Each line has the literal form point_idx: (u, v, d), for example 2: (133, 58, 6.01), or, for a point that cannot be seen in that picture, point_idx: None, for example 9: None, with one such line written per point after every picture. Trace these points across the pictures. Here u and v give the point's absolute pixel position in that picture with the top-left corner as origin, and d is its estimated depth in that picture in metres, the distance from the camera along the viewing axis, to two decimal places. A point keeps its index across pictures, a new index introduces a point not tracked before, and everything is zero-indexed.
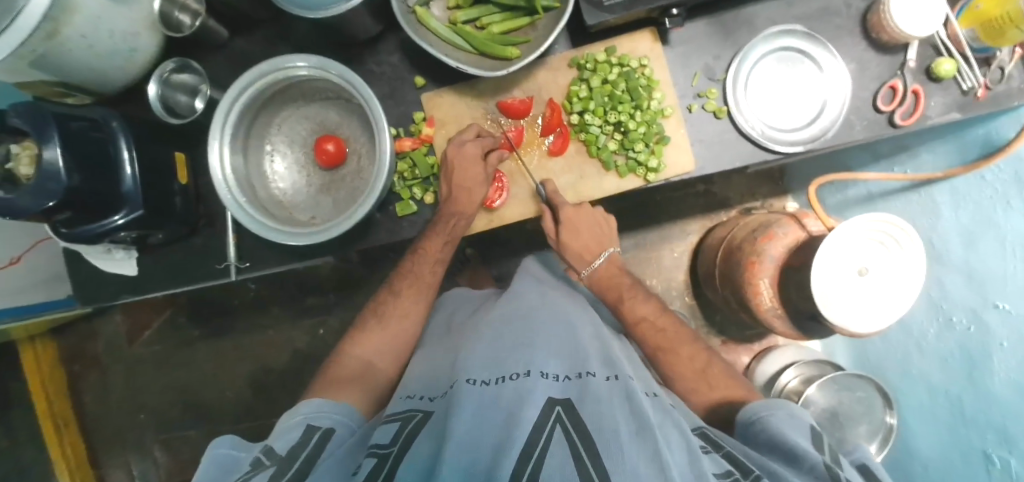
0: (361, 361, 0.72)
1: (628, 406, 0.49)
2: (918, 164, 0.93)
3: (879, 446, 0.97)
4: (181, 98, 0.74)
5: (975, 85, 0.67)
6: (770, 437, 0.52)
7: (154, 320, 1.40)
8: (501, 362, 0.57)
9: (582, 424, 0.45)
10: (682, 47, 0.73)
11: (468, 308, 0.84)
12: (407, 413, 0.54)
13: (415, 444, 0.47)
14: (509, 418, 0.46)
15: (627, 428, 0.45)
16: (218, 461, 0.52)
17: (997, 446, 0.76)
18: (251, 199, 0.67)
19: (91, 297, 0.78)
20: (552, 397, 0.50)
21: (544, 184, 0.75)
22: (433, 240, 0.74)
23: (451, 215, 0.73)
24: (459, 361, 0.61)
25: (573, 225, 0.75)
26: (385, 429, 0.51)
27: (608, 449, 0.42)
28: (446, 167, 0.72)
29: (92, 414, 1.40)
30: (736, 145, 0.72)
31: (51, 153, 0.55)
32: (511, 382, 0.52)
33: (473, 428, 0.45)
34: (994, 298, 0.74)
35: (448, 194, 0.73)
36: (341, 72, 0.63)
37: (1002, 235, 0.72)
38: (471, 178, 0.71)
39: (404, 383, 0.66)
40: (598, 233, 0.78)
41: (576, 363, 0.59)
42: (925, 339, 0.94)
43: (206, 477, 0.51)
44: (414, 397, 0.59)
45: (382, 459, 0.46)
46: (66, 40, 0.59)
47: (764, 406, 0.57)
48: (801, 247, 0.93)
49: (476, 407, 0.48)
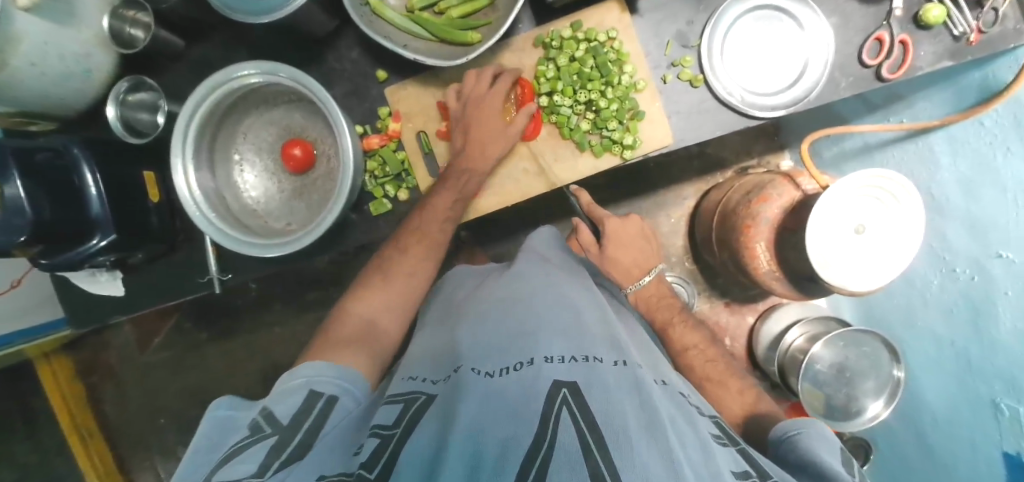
0: (360, 322, 0.71)
1: (637, 396, 0.49)
2: (913, 113, 0.89)
3: (887, 400, 0.97)
4: (143, 116, 0.73)
5: (967, 29, 0.64)
6: (802, 456, 0.53)
7: (162, 327, 1.43)
8: (508, 349, 0.56)
9: (589, 411, 0.43)
10: (652, 15, 0.69)
11: (468, 285, 0.83)
12: (410, 394, 0.54)
13: (416, 430, 0.45)
14: (519, 407, 0.44)
15: (637, 421, 0.44)
16: (217, 422, 0.53)
17: (1005, 396, 0.76)
18: (221, 214, 0.67)
19: (84, 320, 0.79)
20: (559, 379, 0.49)
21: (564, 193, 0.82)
22: (444, 197, 0.71)
23: (460, 173, 0.71)
24: (458, 345, 0.61)
25: (615, 239, 0.93)
26: (387, 411, 0.51)
27: (624, 446, 0.40)
28: (464, 117, 0.70)
29: (114, 421, 1.45)
30: (714, 114, 0.69)
31: (13, 189, 0.55)
32: (516, 373, 0.51)
33: (478, 412, 0.44)
34: (997, 248, 0.72)
35: (461, 148, 0.71)
36: (291, 75, 0.62)
37: (1001, 184, 0.69)
38: (487, 133, 0.70)
39: (404, 365, 0.66)
40: (642, 251, 0.93)
41: (581, 346, 0.57)
42: (928, 292, 0.91)
43: (205, 440, 0.51)
44: (415, 379, 0.58)
45: (386, 438, 0.45)
46: (16, 70, 0.57)
47: (799, 426, 0.58)
48: (795, 208, 0.90)
49: (482, 396, 0.47)
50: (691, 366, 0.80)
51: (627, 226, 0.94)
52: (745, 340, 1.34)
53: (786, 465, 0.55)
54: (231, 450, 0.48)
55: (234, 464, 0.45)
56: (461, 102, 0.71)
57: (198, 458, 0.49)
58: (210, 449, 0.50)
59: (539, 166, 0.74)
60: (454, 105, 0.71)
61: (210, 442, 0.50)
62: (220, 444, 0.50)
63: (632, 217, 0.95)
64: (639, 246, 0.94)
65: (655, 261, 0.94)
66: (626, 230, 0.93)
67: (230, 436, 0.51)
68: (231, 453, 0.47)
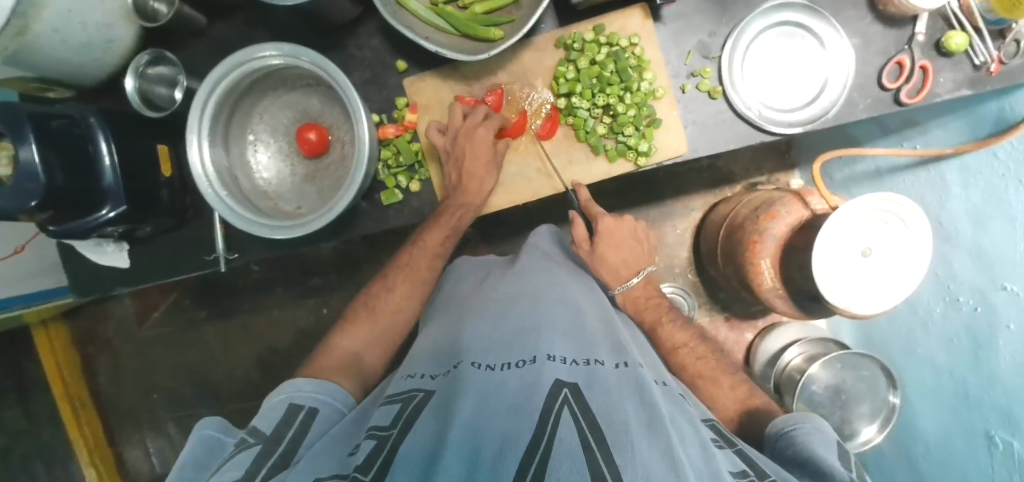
0: (349, 354, 0.71)
1: (638, 396, 0.49)
2: (927, 140, 0.89)
3: (881, 425, 0.97)
4: (161, 91, 0.74)
5: (988, 59, 0.64)
6: (800, 453, 0.53)
7: (161, 303, 1.43)
8: (514, 346, 0.56)
9: (590, 411, 0.43)
10: (675, 23, 0.69)
11: (471, 280, 0.83)
12: (408, 393, 0.54)
13: (413, 429, 0.45)
14: (519, 404, 0.44)
15: (638, 420, 0.44)
16: (203, 442, 0.53)
17: (1000, 428, 0.76)
18: (233, 192, 0.67)
19: (86, 289, 0.79)
20: (560, 378, 0.48)
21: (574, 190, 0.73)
22: (437, 234, 0.74)
23: (456, 206, 0.73)
24: (459, 343, 0.61)
25: (609, 239, 0.81)
26: (384, 411, 0.51)
27: (622, 440, 0.40)
28: (454, 150, 0.71)
29: (107, 395, 1.45)
30: (730, 126, 0.69)
31: (29, 152, 0.55)
32: (517, 369, 0.51)
33: (477, 410, 0.44)
34: (1002, 280, 0.72)
35: (455, 183, 0.72)
36: (312, 59, 0.62)
37: (1012, 216, 0.69)
38: (480, 170, 0.71)
39: (407, 362, 0.65)
40: (635, 252, 0.83)
41: (582, 348, 0.57)
42: (930, 319, 0.91)
43: (192, 457, 0.52)
44: (414, 376, 0.58)
45: (381, 441, 0.45)
46: (39, 35, 0.57)
47: (791, 420, 0.58)
48: (803, 227, 0.89)
49: (480, 394, 0.47)
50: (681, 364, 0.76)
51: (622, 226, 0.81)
52: (743, 356, 1.34)
53: (786, 463, 0.54)
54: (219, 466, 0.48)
55: (221, 473, 0.45)
56: (448, 137, 0.71)
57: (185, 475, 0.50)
58: (200, 465, 0.51)
59: (550, 166, 0.74)
60: (441, 140, 0.72)
61: (198, 458, 0.51)
62: (209, 464, 0.51)
63: (627, 215, 0.82)
64: (632, 247, 0.83)
65: (648, 262, 0.84)
66: (621, 229, 0.81)
67: (219, 457, 0.52)
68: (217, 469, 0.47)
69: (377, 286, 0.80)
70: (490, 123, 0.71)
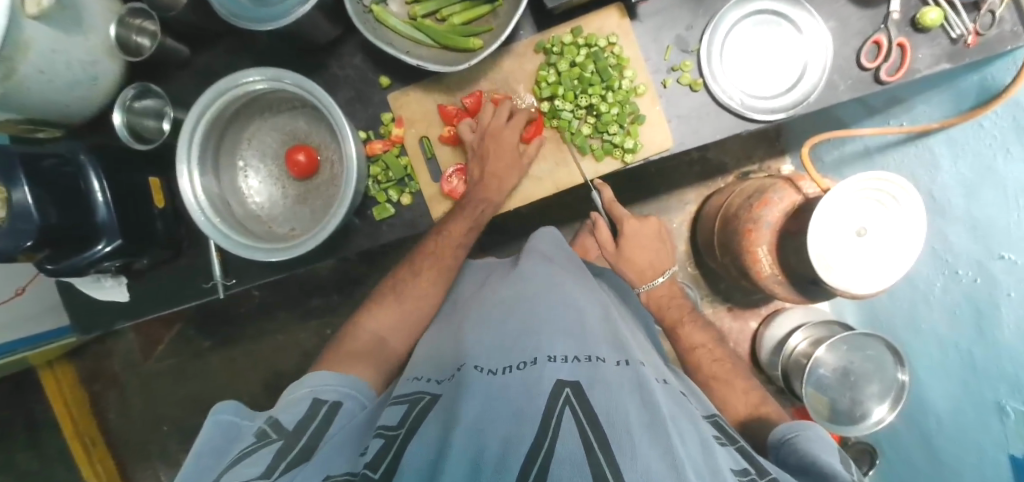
0: (374, 337, 0.73)
1: (640, 395, 0.48)
2: (913, 116, 0.89)
3: (891, 404, 0.94)
4: (149, 123, 0.74)
5: (964, 32, 0.64)
6: (801, 455, 0.53)
7: (164, 335, 1.43)
8: (512, 350, 0.55)
9: (591, 411, 0.43)
10: (651, 20, 0.70)
11: (472, 281, 0.82)
12: (415, 395, 0.53)
13: (419, 432, 0.45)
14: (520, 409, 0.43)
15: (639, 418, 0.44)
16: (221, 427, 0.53)
17: (1009, 397, 0.75)
18: (225, 218, 0.67)
19: (89, 326, 0.80)
20: (561, 379, 0.48)
21: (602, 185, 0.76)
22: (457, 227, 0.74)
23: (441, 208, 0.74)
24: (462, 346, 0.60)
25: (631, 241, 0.86)
26: (393, 410, 0.50)
27: (622, 438, 0.40)
28: (479, 148, 0.72)
29: (116, 429, 1.44)
30: (715, 118, 0.69)
31: (21, 194, 0.56)
32: (519, 372, 0.50)
33: (481, 413, 0.43)
34: (999, 249, 0.72)
35: (477, 180, 0.73)
36: (295, 81, 0.62)
37: (1003, 186, 0.69)
38: (505, 166, 0.72)
39: (409, 363, 0.64)
40: (655, 252, 0.87)
41: (582, 345, 0.57)
42: (931, 293, 0.91)
43: (207, 442, 0.52)
44: (420, 379, 0.57)
45: (389, 440, 0.45)
46: (23, 77, 0.58)
47: (794, 427, 0.59)
48: (797, 212, 0.90)
49: (485, 394, 0.46)
50: (698, 363, 0.79)
51: (646, 229, 0.86)
52: (748, 345, 1.34)
53: (786, 467, 0.54)
54: (238, 455, 0.48)
55: (242, 467, 0.45)
56: (476, 133, 0.72)
57: (201, 461, 0.49)
58: (216, 450, 0.50)
59: (535, 169, 0.75)
60: (470, 136, 0.72)
61: (217, 444, 0.51)
62: (227, 449, 0.51)
63: (649, 219, 0.87)
64: (652, 248, 0.87)
65: (670, 264, 0.88)
66: (645, 234, 0.87)
67: (235, 444, 0.52)
68: (239, 457, 0.48)
69: (382, 289, 0.80)
70: (518, 118, 0.72)
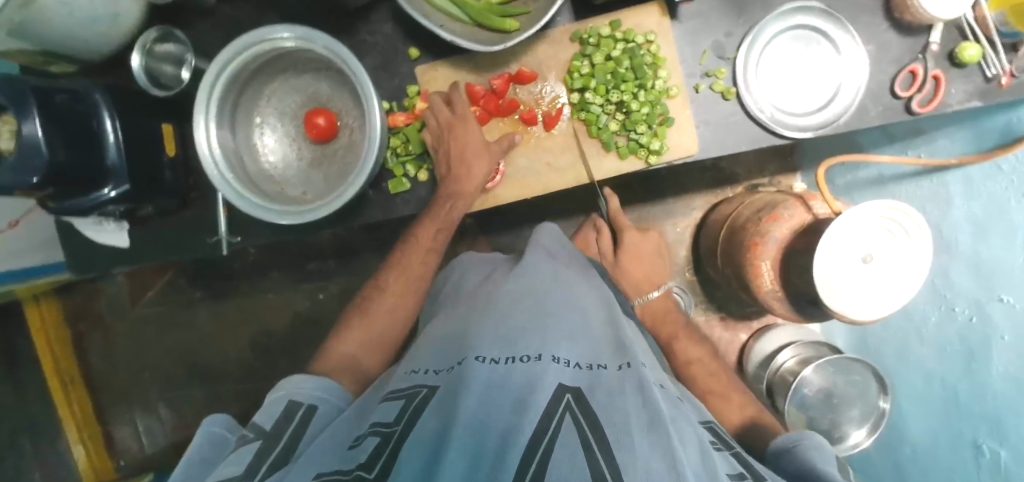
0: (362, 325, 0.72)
1: (641, 397, 0.48)
2: (932, 149, 0.89)
3: (869, 430, 0.98)
4: (167, 69, 0.72)
5: (1000, 72, 0.64)
6: (799, 466, 0.53)
7: (154, 283, 1.41)
8: (519, 341, 0.55)
9: (593, 415, 0.42)
10: (691, 22, 0.69)
11: (475, 275, 0.80)
12: (412, 389, 0.52)
13: (422, 420, 0.45)
14: (520, 401, 0.43)
15: (638, 420, 0.43)
16: (210, 439, 0.53)
17: (987, 437, 0.78)
18: (238, 175, 0.66)
19: (84, 267, 0.78)
20: (563, 384, 0.47)
21: (583, 165, 0.73)
22: (436, 219, 0.74)
23: (447, 197, 0.72)
24: (470, 335, 0.59)
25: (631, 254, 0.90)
26: (388, 408, 0.49)
27: (623, 442, 0.39)
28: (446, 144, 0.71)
29: (98, 372, 1.44)
30: (743, 128, 0.69)
31: (31, 128, 0.54)
32: (522, 364, 0.50)
33: (481, 404, 0.43)
34: (999, 291, 0.73)
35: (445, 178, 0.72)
36: (326, 44, 0.61)
37: (1013, 229, 0.70)
38: (470, 164, 0.71)
39: (412, 355, 0.64)
40: (654, 268, 0.91)
41: (589, 351, 0.56)
42: (925, 327, 0.92)
43: (201, 454, 0.51)
44: (418, 373, 0.56)
45: (387, 438, 0.44)
46: (44, 6, 0.56)
47: (794, 437, 0.58)
48: (805, 230, 0.89)
49: (485, 384, 0.46)
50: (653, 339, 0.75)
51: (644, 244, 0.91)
52: (736, 355, 1.35)
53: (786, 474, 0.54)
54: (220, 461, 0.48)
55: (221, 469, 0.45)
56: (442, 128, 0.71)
57: (192, 470, 0.49)
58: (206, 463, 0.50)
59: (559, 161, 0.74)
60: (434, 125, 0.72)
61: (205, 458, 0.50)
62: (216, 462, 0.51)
63: (650, 235, 0.93)
64: (652, 264, 0.91)
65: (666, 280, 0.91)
66: (643, 246, 0.91)
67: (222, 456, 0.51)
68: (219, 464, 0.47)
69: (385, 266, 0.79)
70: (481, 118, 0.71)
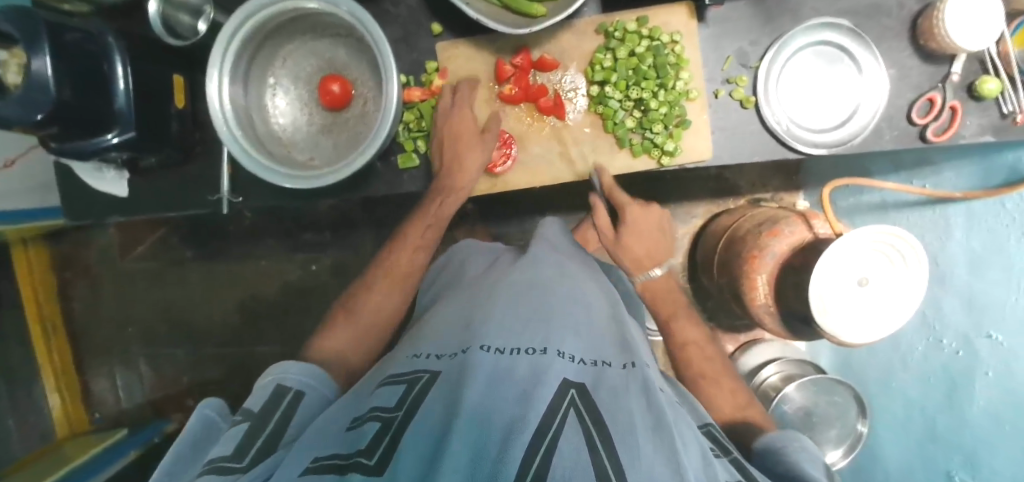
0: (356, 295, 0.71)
1: (644, 398, 0.48)
2: (938, 180, 0.90)
3: (845, 451, 1.00)
4: (183, 19, 0.71)
5: (1016, 109, 0.64)
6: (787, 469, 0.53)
7: (146, 238, 1.39)
8: (519, 331, 0.55)
9: (598, 414, 0.42)
10: (717, 27, 0.69)
11: (478, 262, 0.82)
12: (413, 374, 0.52)
13: (423, 408, 0.44)
14: (527, 392, 0.43)
15: (644, 422, 0.44)
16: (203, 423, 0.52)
17: (960, 469, 0.80)
18: (247, 133, 0.65)
19: (80, 213, 0.77)
20: (567, 379, 0.47)
21: (596, 172, 0.73)
22: (443, 199, 0.73)
23: (441, 191, 0.72)
24: (472, 325, 0.58)
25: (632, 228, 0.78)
26: (389, 393, 0.49)
27: (627, 442, 0.40)
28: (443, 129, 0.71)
29: (81, 322, 1.42)
30: (758, 138, 0.69)
31: (41, 63, 0.53)
32: (527, 356, 0.50)
33: (487, 392, 0.43)
34: (988, 328, 0.75)
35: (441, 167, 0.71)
36: (350, 9, 0.60)
37: (1008, 267, 0.71)
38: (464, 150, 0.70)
39: (416, 337, 0.63)
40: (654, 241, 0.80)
41: (592, 347, 0.57)
42: (910, 355, 0.93)
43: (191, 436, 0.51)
44: (420, 357, 0.56)
45: (387, 424, 0.43)
46: None
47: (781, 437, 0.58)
48: (804, 249, 0.89)
49: (490, 375, 0.46)
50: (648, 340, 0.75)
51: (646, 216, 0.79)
52: None
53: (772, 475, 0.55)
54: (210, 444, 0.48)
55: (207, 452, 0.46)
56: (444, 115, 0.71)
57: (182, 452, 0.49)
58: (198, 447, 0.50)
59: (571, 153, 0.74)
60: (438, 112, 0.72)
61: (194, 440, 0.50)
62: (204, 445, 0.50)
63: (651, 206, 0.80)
64: (651, 236, 0.80)
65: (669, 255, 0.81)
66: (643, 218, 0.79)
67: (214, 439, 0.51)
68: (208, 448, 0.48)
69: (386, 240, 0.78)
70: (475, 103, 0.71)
